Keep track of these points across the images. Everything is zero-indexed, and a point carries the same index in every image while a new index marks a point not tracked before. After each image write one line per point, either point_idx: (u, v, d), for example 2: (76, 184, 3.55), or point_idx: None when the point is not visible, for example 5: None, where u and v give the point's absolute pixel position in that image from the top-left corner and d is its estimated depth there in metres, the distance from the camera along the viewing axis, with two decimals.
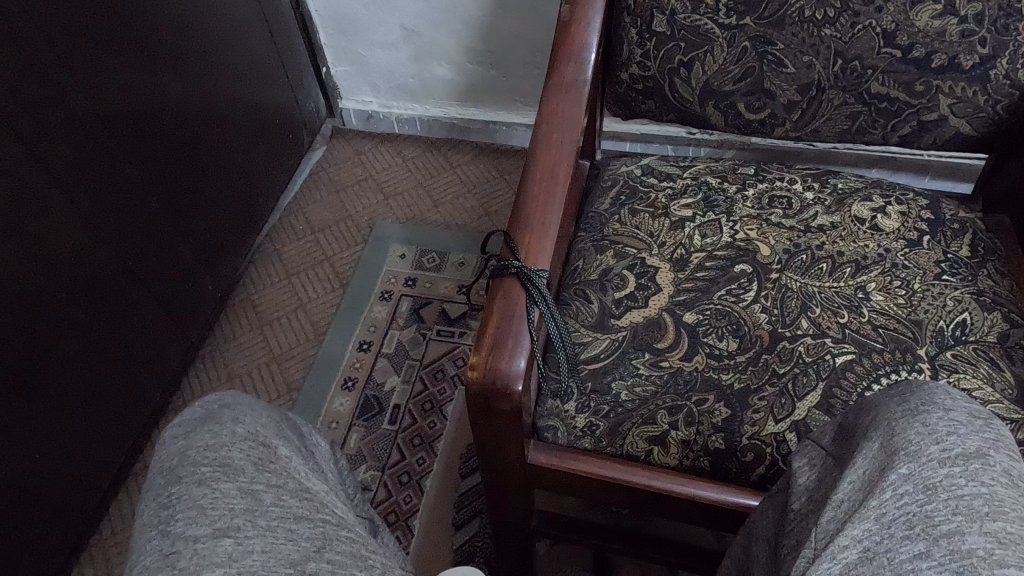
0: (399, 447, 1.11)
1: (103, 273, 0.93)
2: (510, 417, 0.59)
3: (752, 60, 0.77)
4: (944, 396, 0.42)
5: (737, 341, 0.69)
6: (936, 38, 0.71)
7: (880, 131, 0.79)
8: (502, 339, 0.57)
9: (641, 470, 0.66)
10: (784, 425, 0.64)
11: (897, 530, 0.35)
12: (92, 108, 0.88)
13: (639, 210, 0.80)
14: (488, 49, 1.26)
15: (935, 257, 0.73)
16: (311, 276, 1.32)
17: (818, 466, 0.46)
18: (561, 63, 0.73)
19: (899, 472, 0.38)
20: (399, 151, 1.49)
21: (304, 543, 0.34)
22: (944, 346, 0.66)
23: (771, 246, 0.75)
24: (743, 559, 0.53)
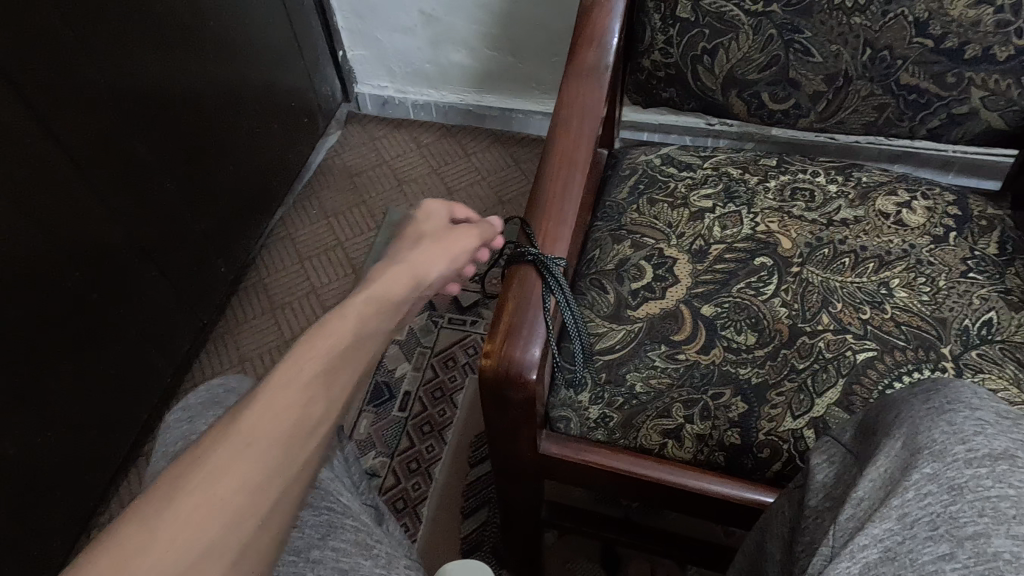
0: (409, 434, 1.11)
1: (118, 252, 0.93)
2: (524, 407, 0.58)
3: (778, 48, 0.75)
4: (971, 394, 0.41)
5: (756, 335, 0.67)
6: (971, 28, 0.69)
7: (907, 124, 0.78)
8: (517, 328, 0.56)
9: (654, 464, 0.64)
10: (802, 422, 0.63)
11: (920, 531, 0.34)
12: (107, 88, 0.87)
13: (657, 200, 0.78)
14: (506, 34, 1.25)
15: (961, 254, 0.71)
16: (324, 261, 1.31)
17: (837, 464, 0.45)
18: (583, 47, 0.72)
19: (923, 471, 0.36)
20: (414, 137, 1.48)
21: (309, 531, 0.47)
22: (969, 346, 0.65)
23: (792, 239, 0.73)
24: (756, 555, 0.52)
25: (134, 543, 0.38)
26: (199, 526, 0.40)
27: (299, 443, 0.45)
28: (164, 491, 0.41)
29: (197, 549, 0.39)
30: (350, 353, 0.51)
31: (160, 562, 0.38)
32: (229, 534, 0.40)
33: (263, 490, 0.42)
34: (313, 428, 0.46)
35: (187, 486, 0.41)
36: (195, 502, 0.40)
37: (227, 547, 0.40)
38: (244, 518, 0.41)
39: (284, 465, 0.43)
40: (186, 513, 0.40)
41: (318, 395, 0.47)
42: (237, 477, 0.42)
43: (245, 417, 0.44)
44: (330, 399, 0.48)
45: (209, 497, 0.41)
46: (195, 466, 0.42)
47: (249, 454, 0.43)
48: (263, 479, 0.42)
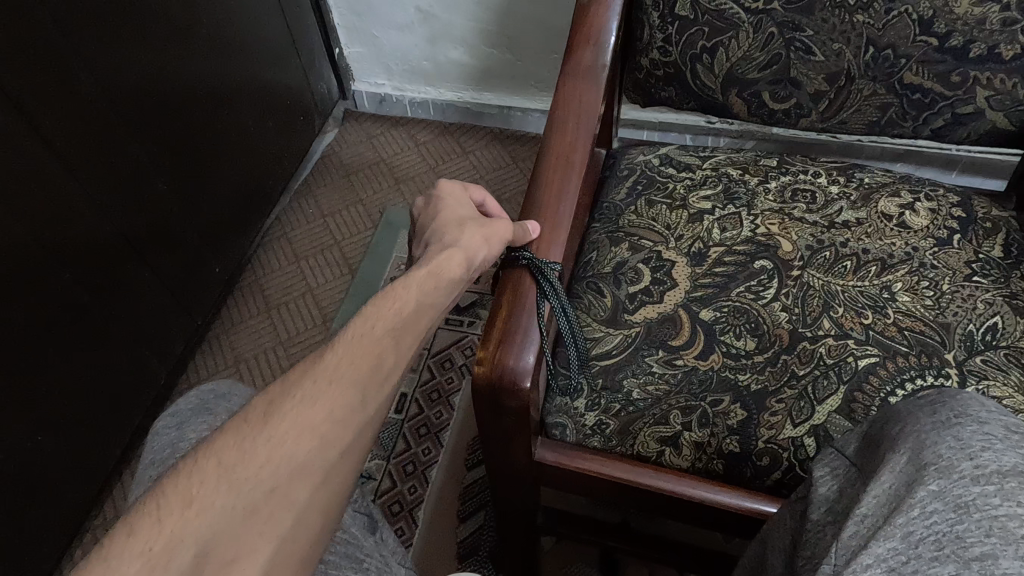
0: (405, 436, 1.10)
1: (109, 253, 0.92)
2: (518, 415, 0.57)
3: (779, 47, 0.74)
4: (978, 408, 0.40)
5: (755, 340, 0.66)
6: (976, 27, 0.68)
7: (911, 124, 0.76)
8: (511, 335, 0.55)
9: (652, 472, 0.63)
10: (803, 430, 0.62)
11: (925, 551, 0.33)
12: (99, 87, 0.86)
13: (656, 201, 0.77)
14: (504, 31, 1.23)
15: (965, 258, 0.70)
16: (320, 260, 1.30)
17: (840, 477, 0.43)
18: (580, 46, 0.71)
19: (928, 488, 0.35)
20: (411, 135, 1.46)
21: None
22: (973, 351, 0.63)
23: (793, 241, 0.72)
24: (756, 568, 0.51)
25: (226, 462, 0.40)
26: (287, 451, 0.42)
27: (377, 384, 0.46)
28: (254, 416, 0.42)
29: (284, 472, 0.41)
30: (426, 302, 0.52)
31: (247, 483, 0.40)
32: (312, 463, 0.42)
33: (345, 425, 0.44)
34: (391, 369, 0.47)
35: (277, 417, 0.42)
36: (283, 429, 0.42)
37: (309, 474, 0.42)
38: (325, 450, 0.43)
39: (365, 402, 0.45)
40: (274, 439, 0.42)
41: (397, 340, 0.49)
42: (322, 410, 0.43)
43: (327, 357, 0.46)
44: (406, 346, 0.49)
45: (296, 428, 0.42)
46: (280, 397, 0.43)
47: (331, 392, 0.44)
48: (345, 414, 0.44)
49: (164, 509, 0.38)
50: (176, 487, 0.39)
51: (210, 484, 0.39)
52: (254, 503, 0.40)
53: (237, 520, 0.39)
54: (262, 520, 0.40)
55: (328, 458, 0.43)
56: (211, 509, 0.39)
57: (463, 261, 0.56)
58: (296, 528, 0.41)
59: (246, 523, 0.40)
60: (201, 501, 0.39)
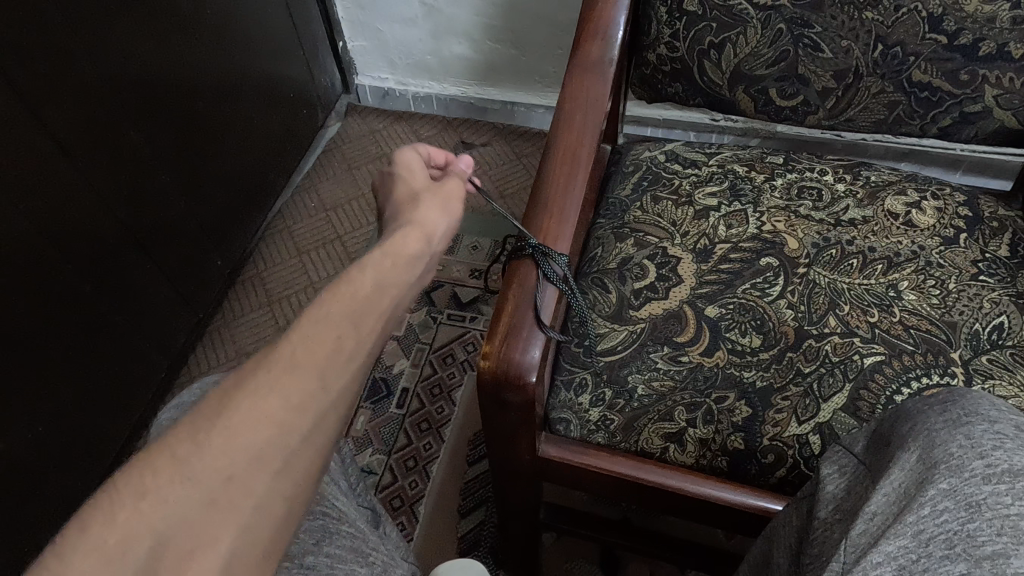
0: (406, 431, 1.09)
1: (111, 244, 0.91)
2: (523, 410, 0.57)
3: (787, 44, 0.74)
4: (988, 407, 0.40)
5: (761, 337, 0.66)
6: (986, 25, 0.67)
7: (918, 122, 0.76)
8: (517, 328, 0.55)
9: (655, 468, 0.63)
10: (807, 427, 0.62)
11: (936, 549, 0.33)
12: (102, 77, 0.85)
13: (661, 197, 0.77)
14: (509, 26, 1.23)
15: (971, 257, 0.69)
16: (322, 255, 1.30)
17: (848, 475, 0.43)
18: (587, 39, 0.70)
19: (939, 487, 0.35)
20: (414, 130, 1.46)
21: (303, 536, 0.43)
22: (979, 351, 0.63)
23: (799, 239, 0.71)
24: (762, 565, 0.50)
25: (179, 455, 0.35)
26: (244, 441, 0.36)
27: (341, 364, 0.41)
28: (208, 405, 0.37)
29: (240, 464, 0.36)
30: (390, 279, 0.47)
31: (201, 477, 0.35)
32: (272, 451, 0.37)
33: (304, 412, 0.38)
34: (355, 351, 0.42)
35: (232, 406, 0.37)
36: (237, 419, 0.37)
37: (269, 463, 0.37)
38: (286, 436, 0.38)
39: (326, 385, 0.40)
40: (229, 427, 0.36)
41: (359, 319, 0.43)
42: (277, 398, 0.38)
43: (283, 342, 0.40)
44: (370, 327, 0.44)
45: (254, 415, 0.37)
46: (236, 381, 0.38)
47: (290, 376, 0.39)
48: (303, 399, 0.39)
49: (114, 506, 0.34)
50: (130, 482, 0.34)
51: (162, 477, 0.35)
52: (210, 496, 0.35)
53: (193, 515, 0.35)
54: (223, 510, 0.35)
55: (290, 446, 0.38)
56: (164, 504, 0.34)
57: (423, 237, 0.53)
58: (257, 521, 0.36)
59: (204, 517, 0.35)
60: (154, 495, 0.34)
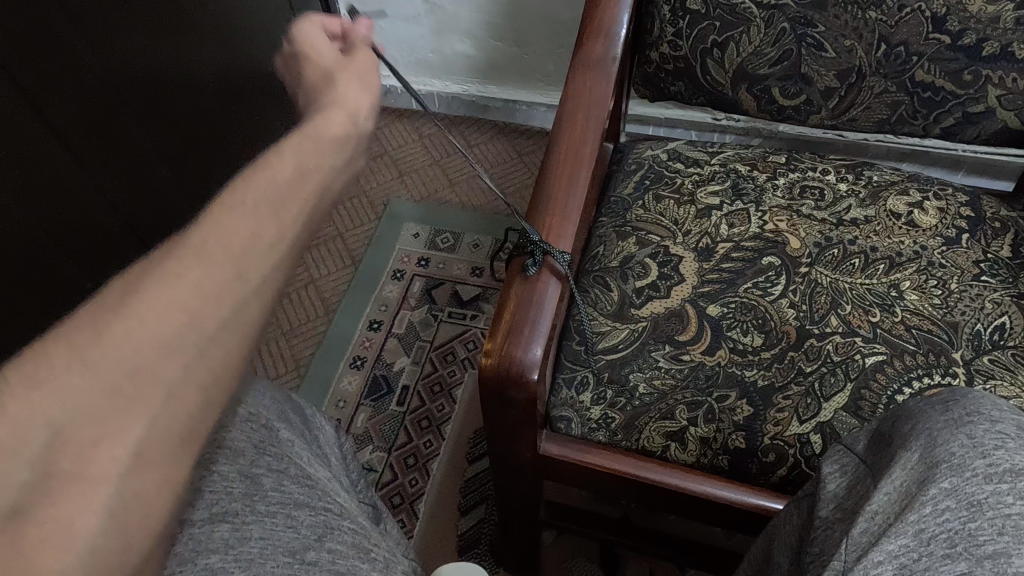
0: (406, 429, 1.09)
1: (112, 239, 0.91)
2: (525, 407, 0.57)
3: (790, 43, 0.74)
4: (991, 407, 0.39)
5: (763, 336, 0.66)
6: (990, 25, 0.67)
7: (921, 122, 0.76)
8: (519, 325, 0.55)
9: (657, 466, 0.63)
10: (809, 427, 0.62)
11: (937, 548, 0.33)
12: (104, 73, 0.85)
13: (664, 196, 0.77)
14: (511, 25, 1.22)
15: (973, 257, 0.69)
16: (323, 252, 1.30)
17: (850, 474, 0.43)
18: (590, 38, 0.70)
19: (940, 486, 0.35)
20: (416, 128, 1.46)
21: (305, 531, 0.40)
22: (980, 351, 0.63)
23: (801, 238, 0.71)
24: (763, 564, 0.50)
25: (79, 348, 0.30)
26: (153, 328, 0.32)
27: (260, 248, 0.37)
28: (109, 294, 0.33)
29: (147, 353, 0.31)
30: (309, 169, 0.46)
31: (103, 368, 0.30)
32: (186, 340, 0.32)
33: (219, 299, 0.34)
34: (274, 244, 0.38)
35: (140, 288, 0.33)
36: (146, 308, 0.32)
37: (180, 351, 0.32)
38: (199, 323, 0.33)
39: (245, 273, 0.36)
40: (137, 315, 0.32)
41: (278, 213, 0.40)
42: (187, 284, 0.34)
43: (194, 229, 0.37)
44: (291, 215, 0.41)
45: (166, 301, 0.33)
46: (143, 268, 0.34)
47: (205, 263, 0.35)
48: (219, 288, 0.35)
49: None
50: (20, 375, 0.29)
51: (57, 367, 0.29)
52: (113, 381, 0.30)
53: (92, 407, 0.29)
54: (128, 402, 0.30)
55: (204, 333, 0.33)
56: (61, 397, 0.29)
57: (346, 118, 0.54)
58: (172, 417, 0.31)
59: (107, 411, 0.29)
60: (51, 385, 0.29)
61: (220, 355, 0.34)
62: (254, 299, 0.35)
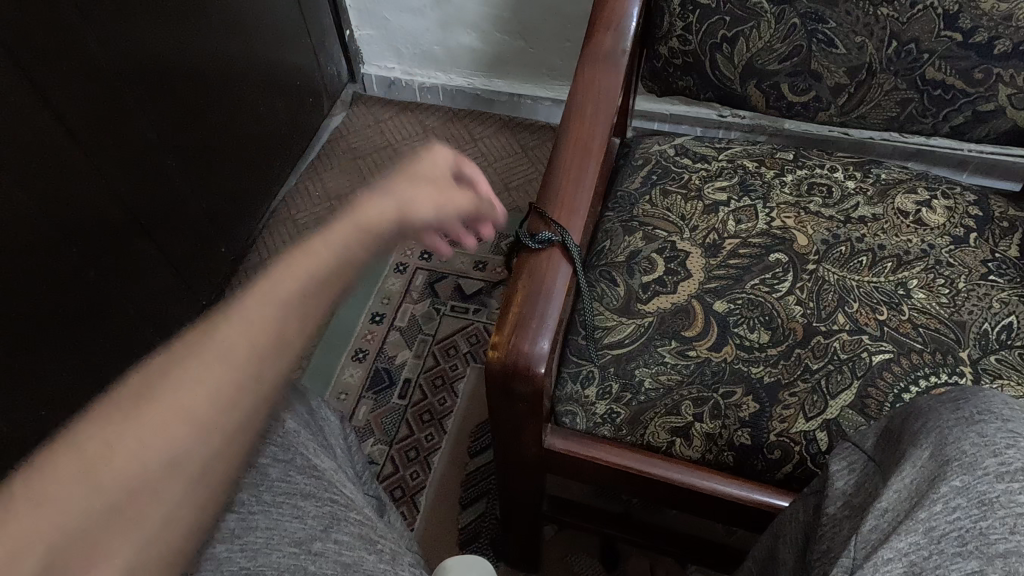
0: (408, 422, 1.09)
1: (114, 225, 0.90)
2: (530, 400, 0.57)
3: (800, 38, 0.73)
4: (1001, 406, 0.39)
5: (769, 333, 0.66)
6: (1001, 23, 0.67)
7: (930, 120, 0.76)
8: (526, 318, 0.55)
9: (661, 461, 0.63)
10: (815, 424, 0.62)
11: (947, 546, 0.32)
12: (108, 60, 0.84)
13: (671, 191, 0.76)
14: (518, 18, 1.22)
15: (981, 256, 0.69)
16: None
17: (858, 471, 0.43)
18: (600, 31, 0.70)
19: (952, 483, 0.35)
20: (420, 121, 1.45)
21: (311, 522, 0.40)
22: (988, 350, 0.63)
23: (808, 235, 0.71)
24: (768, 559, 0.50)
25: (90, 452, 0.34)
26: (175, 437, 0.37)
27: (271, 360, 0.42)
28: (124, 399, 0.37)
29: (156, 465, 0.36)
30: (330, 271, 0.49)
31: (113, 477, 0.34)
32: (191, 453, 0.37)
33: (232, 407, 0.39)
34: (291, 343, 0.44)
35: (156, 398, 0.37)
36: (160, 413, 0.37)
37: (189, 466, 0.37)
38: (208, 436, 0.38)
39: (256, 380, 0.41)
40: (150, 425, 0.36)
41: (294, 313, 0.45)
42: (206, 391, 0.39)
43: (220, 326, 0.42)
44: (307, 319, 0.46)
45: (179, 408, 0.38)
46: (166, 369, 0.39)
47: (216, 372, 0.40)
48: (233, 393, 0.40)
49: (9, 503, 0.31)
50: (28, 481, 0.32)
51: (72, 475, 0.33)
52: None
53: None
54: None
55: None
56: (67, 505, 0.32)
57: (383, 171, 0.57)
58: None
59: (113, 515, 0.33)
60: (57, 496, 0.32)
61: (222, 446, 0.38)
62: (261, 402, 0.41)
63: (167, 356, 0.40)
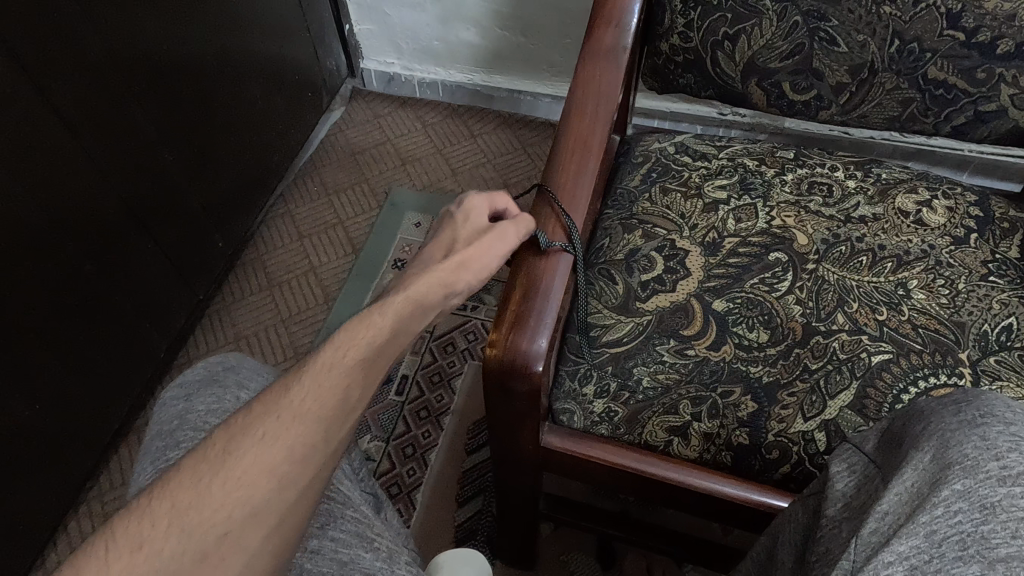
0: (405, 419, 1.09)
1: (109, 219, 0.90)
2: (529, 398, 0.56)
3: (802, 37, 0.73)
4: (1004, 409, 0.39)
5: (768, 332, 0.65)
6: (1005, 23, 0.66)
7: (931, 120, 0.75)
8: (524, 316, 0.54)
9: (659, 460, 0.62)
10: (813, 424, 0.61)
11: (949, 550, 0.32)
12: (105, 53, 0.84)
13: (671, 189, 0.76)
14: (518, 14, 1.21)
15: (981, 257, 0.69)
16: (323, 239, 1.29)
17: (858, 473, 0.43)
18: (601, 27, 0.70)
19: (953, 487, 0.34)
20: (419, 116, 1.45)
21: None
22: (987, 351, 0.63)
23: (808, 235, 0.71)
24: (766, 560, 0.50)
25: (180, 505, 0.39)
26: (254, 492, 0.40)
27: (344, 418, 0.44)
28: (211, 453, 0.41)
29: (236, 519, 0.39)
30: (402, 329, 0.50)
31: (198, 531, 0.38)
32: (267, 508, 0.40)
33: (305, 466, 0.42)
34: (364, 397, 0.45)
35: (237, 455, 0.41)
36: (240, 469, 0.40)
37: (264, 518, 0.40)
38: (282, 493, 0.41)
39: (329, 439, 0.43)
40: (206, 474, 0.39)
41: (371, 367, 0.46)
42: (282, 448, 0.41)
43: (297, 385, 0.44)
44: (380, 372, 0.47)
45: (261, 463, 0.41)
46: (254, 423, 0.42)
47: (293, 430, 0.42)
48: (308, 452, 0.42)
49: (112, 552, 0.37)
50: (127, 532, 0.38)
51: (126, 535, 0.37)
52: None
53: None
54: None
55: None
56: (161, 556, 0.37)
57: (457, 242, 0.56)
58: None
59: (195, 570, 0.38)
60: (150, 546, 0.37)
61: (293, 504, 0.41)
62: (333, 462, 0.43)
63: (252, 412, 0.43)
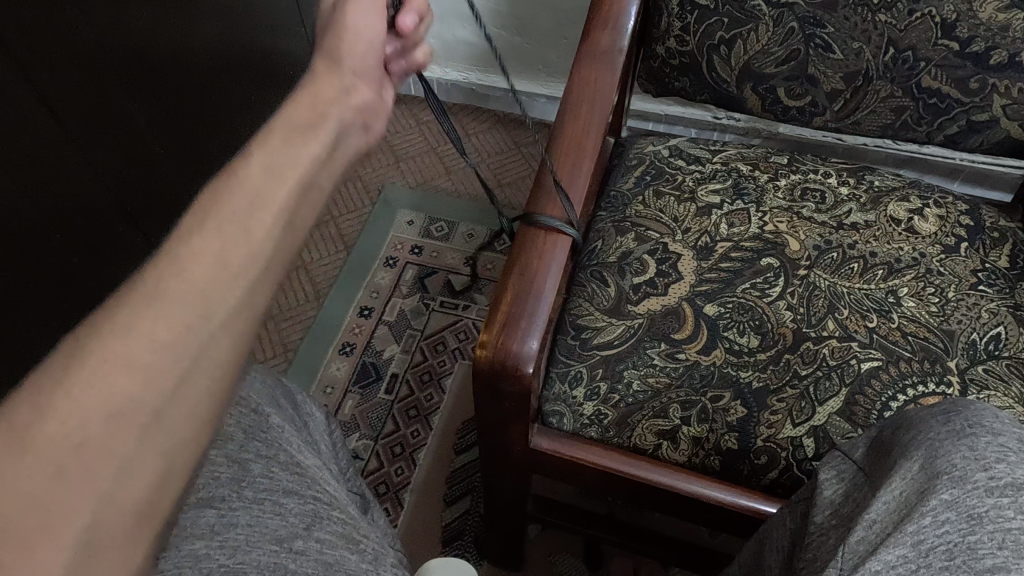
0: (394, 417, 1.09)
1: None
2: (519, 400, 0.56)
3: (798, 43, 0.73)
4: (993, 419, 0.39)
5: (759, 337, 0.65)
6: (1000, 32, 0.66)
7: (924, 129, 0.76)
8: (516, 318, 0.54)
9: (644, 463, 0.63)
10: (802, 430, 0.62)
11: (936, 560, 0.32)
12: None
13: (663, 192, 0.76)
14: (515, 13, 1.21)
15: (971, 266, 0.69)
16: (316, 236, 1.28)
17: (847, 481, 0.43)
18: (597, 29, 0.69)
19: (940, 497, 0.34)
20: (413, 114, 1.44)
21: (292, 520, 0.42)
22: (976, 360, 0.63)
23: (800, 241, 0.71)
24: (754, 565, 0.50)
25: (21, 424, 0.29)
26: (117, 386, 0.31)
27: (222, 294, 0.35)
28: (57, 354, 0.31)
29: (97, 423, 0.30)
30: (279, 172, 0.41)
31: (50, 446, 0.29)
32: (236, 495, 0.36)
33: (176, 349, 0.33)
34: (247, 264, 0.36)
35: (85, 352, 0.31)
36: (93, 369, 0.31)
37: (133, 416, 0.31)
38: (152, 387, 0.32)
39: (205, 315, 0.34)
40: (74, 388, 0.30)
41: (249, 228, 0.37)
42: (148, 336, 0.32)
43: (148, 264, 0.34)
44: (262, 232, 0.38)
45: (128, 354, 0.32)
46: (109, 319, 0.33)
47: (161, 307, 0.33)
48: (177, 334, 0.33)
49: None
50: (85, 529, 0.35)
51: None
52: None
53: None
54: None
55: None
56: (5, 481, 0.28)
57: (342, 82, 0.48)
58: None
59: (51, 496, 0.29)
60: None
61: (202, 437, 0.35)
62: (214, 348, 0.34)
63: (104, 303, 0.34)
